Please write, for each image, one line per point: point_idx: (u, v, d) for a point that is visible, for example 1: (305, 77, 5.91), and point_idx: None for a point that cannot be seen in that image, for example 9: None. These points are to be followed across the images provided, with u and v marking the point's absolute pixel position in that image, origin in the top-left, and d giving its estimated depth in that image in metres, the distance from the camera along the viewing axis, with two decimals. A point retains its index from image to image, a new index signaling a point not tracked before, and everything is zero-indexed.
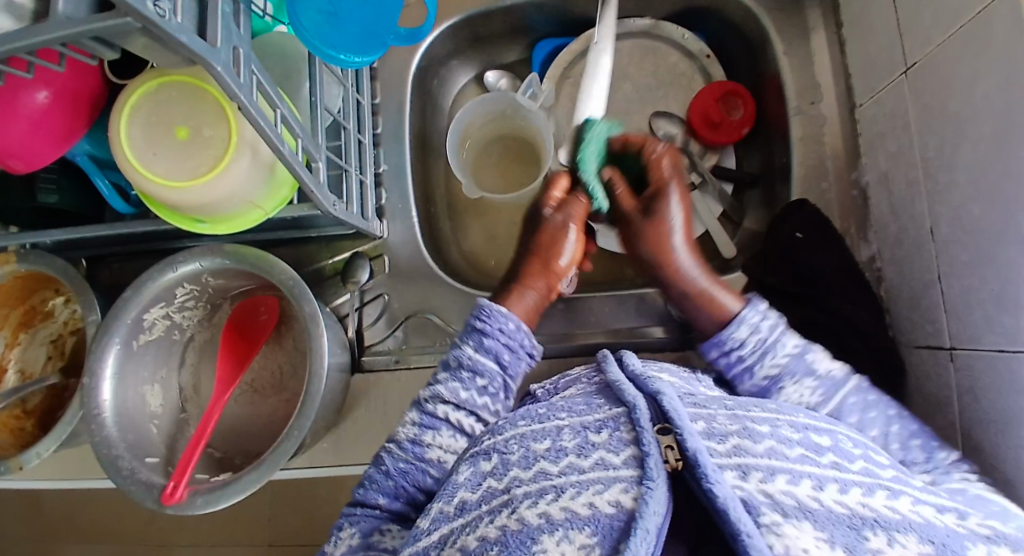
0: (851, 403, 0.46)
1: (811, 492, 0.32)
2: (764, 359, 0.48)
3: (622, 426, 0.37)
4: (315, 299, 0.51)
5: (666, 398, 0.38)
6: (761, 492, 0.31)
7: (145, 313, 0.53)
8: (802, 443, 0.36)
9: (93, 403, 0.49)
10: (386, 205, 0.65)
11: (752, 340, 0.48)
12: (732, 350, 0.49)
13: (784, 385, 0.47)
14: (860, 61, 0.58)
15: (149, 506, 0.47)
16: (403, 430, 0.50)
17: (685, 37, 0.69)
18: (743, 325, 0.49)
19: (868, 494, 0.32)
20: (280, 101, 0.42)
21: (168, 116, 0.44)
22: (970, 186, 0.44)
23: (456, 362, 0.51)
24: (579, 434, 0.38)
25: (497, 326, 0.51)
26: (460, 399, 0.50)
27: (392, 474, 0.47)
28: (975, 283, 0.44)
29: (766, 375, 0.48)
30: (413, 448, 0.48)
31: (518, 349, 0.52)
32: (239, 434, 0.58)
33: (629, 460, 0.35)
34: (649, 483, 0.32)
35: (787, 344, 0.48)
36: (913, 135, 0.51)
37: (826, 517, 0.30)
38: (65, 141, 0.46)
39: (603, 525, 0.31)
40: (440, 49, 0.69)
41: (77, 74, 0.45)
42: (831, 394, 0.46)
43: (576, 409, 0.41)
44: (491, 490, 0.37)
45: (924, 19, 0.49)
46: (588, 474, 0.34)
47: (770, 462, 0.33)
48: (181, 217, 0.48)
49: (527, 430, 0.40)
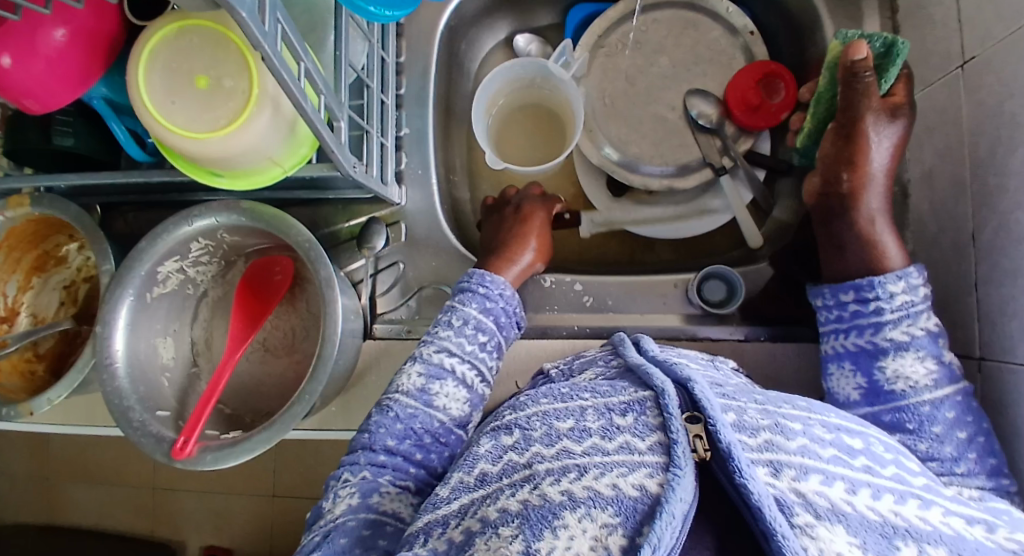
0: (954, 401, 0.43)
1: (844, 496, 0.31)
2: (900, 322, 0.45)
3: (649, 410, 0.36)
4: (331, 263, 0.50)
5: (698, 386, 0.37)
6: (792, 491, 0.31)
7: (160, 265, 0.52)
8: (835, 443, 0.35)
9: (106, 352, 0.49)
10: (406, 170, 0.63)
11: (900, 299, 0.45)
12: (872, 300, 0.46)
13: (904, 354, 0.44)
14: (915, 50, 0.55)
15: (158, 458, 0.47)
16: (406, 380, 0.49)
17: (730, 11, 0.66)
18: (902, 280, 0.45)
19: (900, 502, 0.32)
20: (305, 54, 0.40)
21: (188, 64, 0.42)
22: (1020, 193, 0.42)
23: (459, 320, 0.52)
24: (602, 415, 0.37)
25: (497, 291, 0.54)
26: (465, 351, 0.51)
27: (401, 418, 0.47)
28: (1015, 294, 0.43)
29: (892, 339, 0.45)
30: (421, 396, 0.48)
31: (512, 315, 0.55)
32: (249, 393, 0.58)
33: (654, 446, 0.34)
34: (677, 470, 0.32)
35: (927, 320, 0.45)
36: (964, 133, 0.48)
37: (859, 522, 0.30)
38: (82, 83, 0.45)
39: (626, 507, 0.31)
40: (470, 8, 0.66)
41: (96, 14, 0.43)
42: (943, 382, 0.44)
43: (600, 390, 0.40)
44: (512, 464, 0.37)
45: (991, 8, 0.46)
46: (613, 456, 0.34)
47: (803, 460, 0.32)
48: (198, 169, 0.46)
49: (550, 409, 0.40)
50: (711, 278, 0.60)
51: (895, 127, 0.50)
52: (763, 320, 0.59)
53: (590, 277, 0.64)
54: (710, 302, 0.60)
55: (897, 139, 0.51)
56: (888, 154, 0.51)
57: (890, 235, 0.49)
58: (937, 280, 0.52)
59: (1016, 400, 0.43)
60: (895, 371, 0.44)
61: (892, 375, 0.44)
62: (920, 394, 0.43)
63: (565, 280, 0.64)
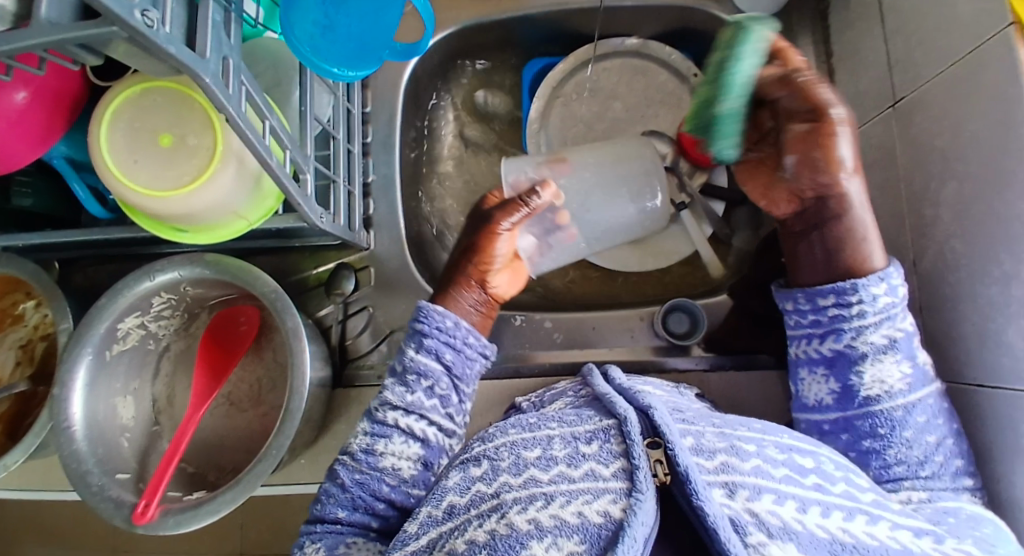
0: (927, 404, 0.44)
1: (795, 515, 0.32)
2: (881, 325, 0.44)
3: (613, 438, 0.37)
4: (298, 313, 0.49)
5: (658, 412, 0.37)
6: (747, 511, 0.31)
7: (119, 322, 0.51)
8: (787, 463, 0.36)
9: (63, 415, 0.47)
10: (375, 215, 0.64)
11: (882, 301, 0.44)
12: (856, 303, 0.45)
13: (884, 359, 0.44)
14: (849, 91, 0.59)
15: (118, 524, 0.45)
16: (355, 440, 0.47)
17: (672, 57, 0.69)
18: (885, 282, 0.44)
19: (849, 519, 0.33)
20: (269, 112, 0.41)
21: (150, 123, 0.43)
22: (955, 223, 0.45)
23: (401, 366, 0.49)
24: (569, 444, 0.37)
25: (435, 325, 0.49)
26: (409, 402, 0.47)
27: (347, 486, 0.45)
28: (960, 319, 0.45)
29: (873, 344, 0.44)
30: (366, 458, 0.46)
31: (462, 348, 0.49)
32: (212, 449, 0.56)
33: (618, 473, 0.34)
34: (639, 494, 0.32)
35: (905, 321, 0.45)
36: (901, 168, 0.52)
37: (809, 540, 0.31)
38: (41, 142, 0.45)
39: (591, 534, 0.32)
40: (432, 60, 0.69)
41: (58, 74, 0.43)
42: (918, 386, 0.44)
43: (567, 419, 0.40)
44: (480, 494, 0.37)
45: (917, 53, 0.50)
46: (578, 485, 0.34)
47: (756, 480, 0.33)
48: (161, 226, 0.46)
49: (518, 438, 0.39)
50: (676, 311, 0.62)
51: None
52: (727, 351, 0.61)
53: (560, 314, 0.64)
54: (675, 334, 0.61)
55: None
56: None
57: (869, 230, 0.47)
58: None
59: (969, 419, 0.45)
60: (872, 376, 0.45)
61: (876, 379, 0.44)
62: (894, 399, 0.44)
63: (534, 318, 0.64)
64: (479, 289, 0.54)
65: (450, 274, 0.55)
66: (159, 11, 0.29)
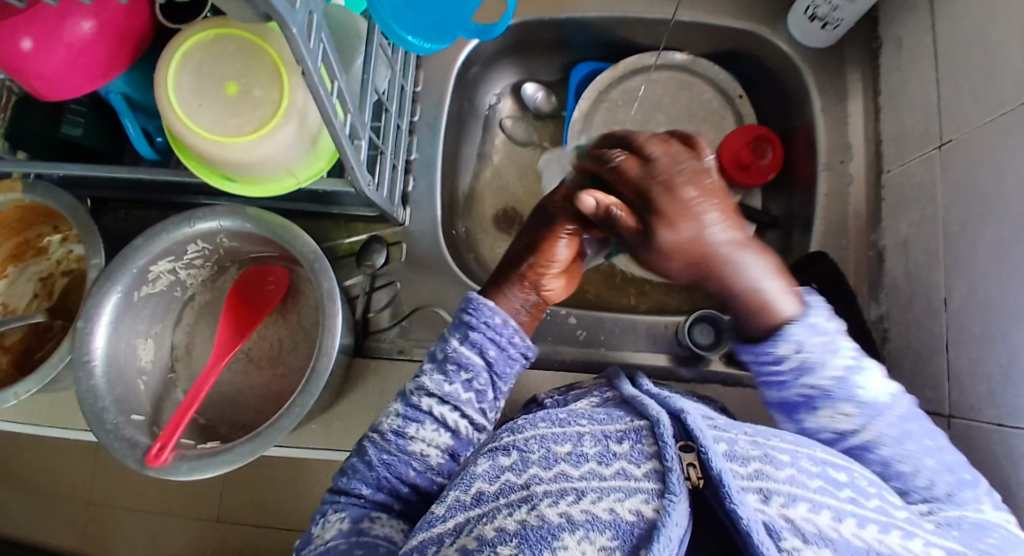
0: (890, 434, 0.39)
1: (830, 523, 0.30)
2: (803, 378, 0.41)
3: (644, 439, 0.36)
4: (333, 276, 0.49)
5: (691, 416, 0.36)
6: (782, 517, 0.30)
7: (152, 265, 0.51)
8: (821, 476, 0.33)
9: (85, 349, 0.47)
10: (413, 192, 0.64)
11: (794, 359, 0.41)
12: (768, 361, 0.42)
13: (818, 410, 0.41)
14: (893, 130, 0.60)
15: (130, 465, 0.45)
16: (386, 421, 0.47)
17: (720, 75, 0.71)
18: (787, 342, 0.41)
19: (884, 532, 0.31)
20: (341, 73, 0.41)
21: (220, 70, 0.43)
22: (990, 267, 0.46)
23: (441, 355, 0.48)
24: (599, 442, 0.36)
25: (483, 319, 0.48)
26: (445, 392, 0.46)
27: (375, 465, 0.45)
28: (984, 360, 0.46)
29: (801, 395, 0.41)
30: (396, 440, 0.46)
31: (507, 347, 0.48)
32: (226, 404, 0.56)
33: (650, 473, 0.33)
34: (672, 496, 0.31)
35: (835, 366, 0.40)
36: (939, 208, 0.53)
37: (845, 548, 0.29)
38: (101, 76, 0.45)
39: (624, 531, 0.30)
40: (485, 50, 0.69)
41: (127, 11, 0.43)
42: (873, 424, 0.39)
43: (597, 417, 0.39)
44: (509, 484, 0.35)
45: (966, 99, 0.51)
46: (609, 482, 0.33)
47: (792, 488, 0.32)
48: (212, 173, 0.46)
49: (549, 433, 0.37)
50: (701, 322, 0.62)
51: (708, 168, 0.46)
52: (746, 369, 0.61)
53: (585, 312, 0.65)
54: (699, 345, 0.61)
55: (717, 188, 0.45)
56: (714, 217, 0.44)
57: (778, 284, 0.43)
58: (909, 341, 0.55)
59: (982, 460, 0.46)
60: (819, 424, 0.41)
61: (820, 427, 0.41)
62: (852, 440, 0.40)
63: (559, 313, 0.64)
64: (534, 289, 0.53)
65: (504, 269, 0.54)
66: None
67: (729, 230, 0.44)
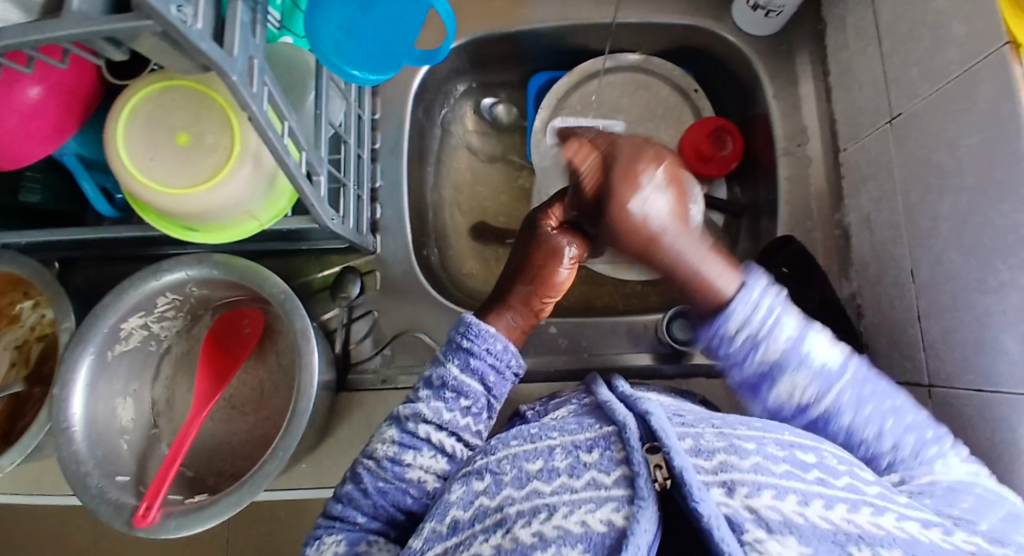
0: (848, 396, 0.42)
1: (796, 508, 0.30)
2: (760, 349, 0.43)
3: (613, 445, 0.35)
4: (306, 314, 0.49)
5: (655, 417, 0.35)
6: (746, 508, 0.30)
7: (123, 321, 0.50)
8: (788, 459, 0.33)
9: (62, 416, 0.47)
10: (381, 220, 0.64)
11: (746, 331, 0.43)
12: (725, 336, 0.44)
13: (779, 379, 0.43)
14: (845, 108, 0.61)
15: (118, 528, 0.45)
16: (380, 445, 0.46)
17: (674, 72, 0.71)
18: (735, 319, 0.44)
19: (853, 511, 0.30)
20: (289, 112, 0.41)
21: (169, 121, 0.43)
22: (950, 235, 0.47)
23: (438, 380, 0.47)
24: (570, 453, 0.36)
25: (484, 347, 0.47)
26: (443, 419, 0.46)
27: (370, 492, 0.44)
28: (957, 325, 0.46)
29: (760, 367, 0.43)
30: (392, 467, 0.45)
31: (505, 370, 0.48)
32: (212, 454, 0.55)
33: (619, 480, 0.33)
34: (641, 502, 0.31)
35: (786, 331, 0.43)
36: (896, 181, 0.54)
37: (811, 532, 0.29)
38: (53, 138, 0.44)
39: (594, 543, 0.30)
40: (440, 71, 0.70)
41: (75, 71, 0.43)
42: (828, 388, 0.42)
43: (567, 428, 0.38)
44: (483, 508, 0.35)
45: (910, 72, 0.52)
46: (580, 494, 0.33)
47: (756, 476, 0.31)
48: (172, 225, 0.46)
49: (520, 450, 0.37)
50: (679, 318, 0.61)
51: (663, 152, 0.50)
52: None
53: (565, 320, 0.65)
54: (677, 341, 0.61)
55: (671, 169, 0.49)
56: (662, 193, 0.48)
57: (715, 264, 0.47)
58: (883, 314, 0.56)
59: (967, 424, 0.46)
60: (785, 391, 0.43)
61: (781, 399, 0.43)
62: (816, 404, 0.42)
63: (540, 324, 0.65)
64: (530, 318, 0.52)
65: (498, 291, 0.52)
66: (192, 6, 0.29)
67: (670, 216, 0.48)
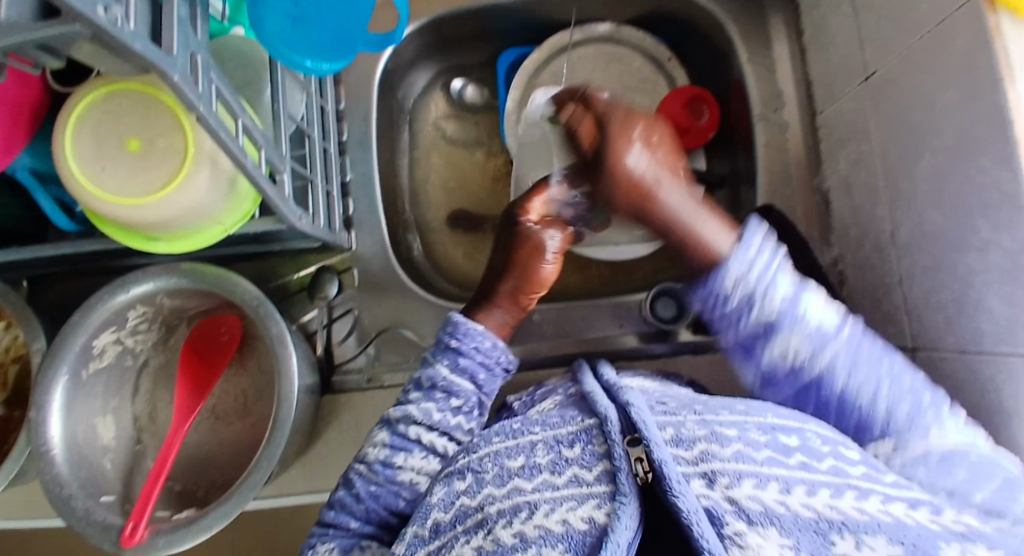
0: (842, 356, 0.41)
1: (778, 497, 0.29)
2: (755, 307, 0.42)
3: (595, 439, 0.34)
4: (282, 319, 0.48)
5: (635, 408, 0.35)
6: (726, 500, 0.29)
7: (94, 338, 0.49)
8: (770, 445, 0.33)
9: (40, 439, 0.45)
10: (355, 215, 0.62)
11: (741, 291, 0.42)
12: (719, 301, 0.43)
13: (774, 339, 0.42)
14: (821, 69, 0.60)
15: (107, 549, 0.44)
16: (373, 449, 0.45)
17: (646, 40, 0.69)
18: (731, 277, 0.42)
19: (836, 496, 0.30)
20: (242, 110, 0.39)
21: (119, 128, 0.41)
22: (931, 192, 0.46)
23: (427, 380, 0.46)
24: (551, 449, 0.35)
25: (473, 345, 0.46)
26: (433, 419, 0.45)
27: (363, 497, 0.43)
28: (941, 285, 0.46)
29: (755, 326, 0.42)
30: (383, 470, 0.44)
31: (494, 366, 0.47)
32: (200, 466, 0.55)
33: (601, 476, 0.32)
34: (622, 498, 0.30)
35: (782, 289, 0.41)
36: (875, 142, 0.53)
37: (792, 522, 0.28)
38: (4, 151, 0.41)
39: (576, 542, 0.29)
40: (403, 56, 0.67)
41: (17, 81, 0.41)
42: (822, 349, 0.41)
43: (551, 421, 0.37)
44: (464, 509, 0.35)
45: (883, 28, 0.50)
46: (562, 491, 0.32)
47: (736, 465, 0.31)
48: (134, 236, 0.44)
49: (502, 448, 0.37)
50: (662, 297, 0.61)
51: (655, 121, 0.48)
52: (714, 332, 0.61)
53: (549, 305, 0.64)
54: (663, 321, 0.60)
55: (653, 128, 0.46)
56: (652, 148, 0.46)
57: (710, 224, 0.45)
58: (869, 278, 0.56)
59: (955, 384, 0.46)
60: (778, 352, 0.42)
61: (775, 359, 0.43)
62: (811, 364, 0.42)
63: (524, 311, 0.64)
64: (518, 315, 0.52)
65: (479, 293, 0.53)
66: (122, 8, 0.27)
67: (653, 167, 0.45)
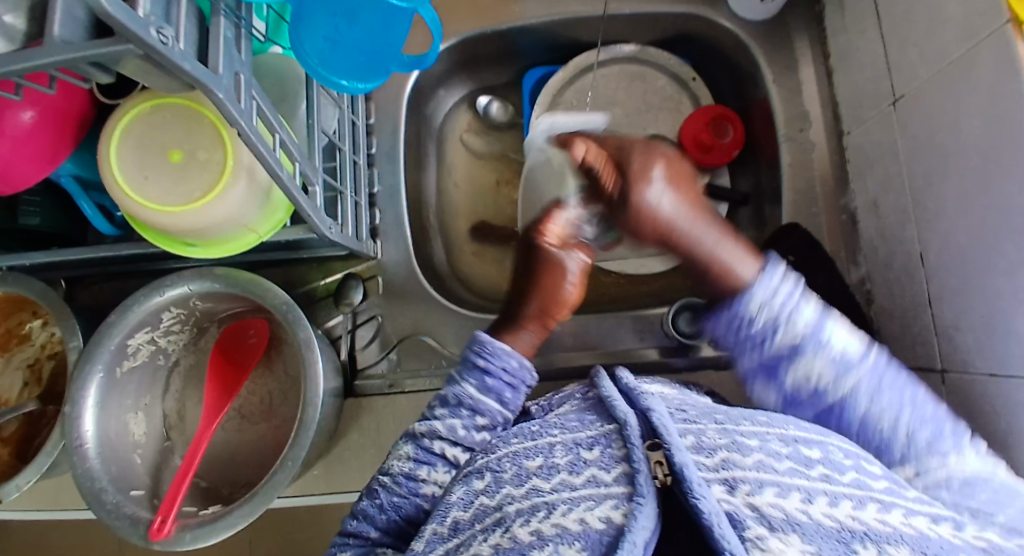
0: (866, 383, 0.41)
1: (800, 505, 0.29)
2: (782, 327, 0.42)
3: (614, 443, 0.35)
4: (309, 324, 0.49)
5: (656, 414, 0.35)
6: (747, 506, 0.30)
7: (130, 338, 0.51)
8: (791, 457, 0.33)
9: (74, 434, 0.47)
10: (381, 224, 0.64)
11: (769, 310, 0.42)
12: (743, 321, 0.43)
13: (798, 361, 0.42)
14: (847, 89, 0.60)
15: (135, 542, 0.45)
16: (397, 462, 0.46)
17: (671, 61, 0.70)
18: (757, 300, 0.42)
19: (859, 507, 0.30)
20: (281, 127, 0.41)
21: (161, 138, 0.43)
22: (958, 217, 0.46)
23: (454, 398, 0.47)
24: (571, 450, 0.36)
25: (500, 364, 0.48)
26: (457, 435, 0.46)
27: (385, 508, 0.44)
28: (968, 310, 0.45)
29: (781, 348, 0.42)
30: (408, 483, 0.45)
31: (520, 386, 0.48)
32: (225, 465, 0.56)
33: (619, 477, 0.32)
34: (640, 498, 0.30)
35: (809, 312, 0.42)
36: (902, 163, 0.52)
37: (815, 530, 0.28)
38: (51, 161, 0.44)
39: (592, 541, 0.30)
40: (433, 72, 0.69)
41: (66, 94, 0.43)
42: (845, 375, 0.41)
43: (568, 425, 0.39)
44: (483, 508, 0.35)
45: (910, 52, 0.50)
46: (580, 491, 0.32)
47: (759, 474, 0.31)
48: (172, 240, 0.46)
49: (520, 449, 0.37)
50: (684, 311, 0.61)
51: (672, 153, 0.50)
52: None
53: (569, 317, 0.65)
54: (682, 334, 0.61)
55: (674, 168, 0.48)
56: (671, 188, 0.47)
57: (733, 251, 0.45)
58: (894, 299, 0.55)
59: (981, 411, 0.45)
60: (802, 373, 0.42)
61: (798, 383, 0.43)
62: (834, 389, 0.42)
63: None
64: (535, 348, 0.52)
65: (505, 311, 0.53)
66: (173, 29, 0.29)
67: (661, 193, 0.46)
